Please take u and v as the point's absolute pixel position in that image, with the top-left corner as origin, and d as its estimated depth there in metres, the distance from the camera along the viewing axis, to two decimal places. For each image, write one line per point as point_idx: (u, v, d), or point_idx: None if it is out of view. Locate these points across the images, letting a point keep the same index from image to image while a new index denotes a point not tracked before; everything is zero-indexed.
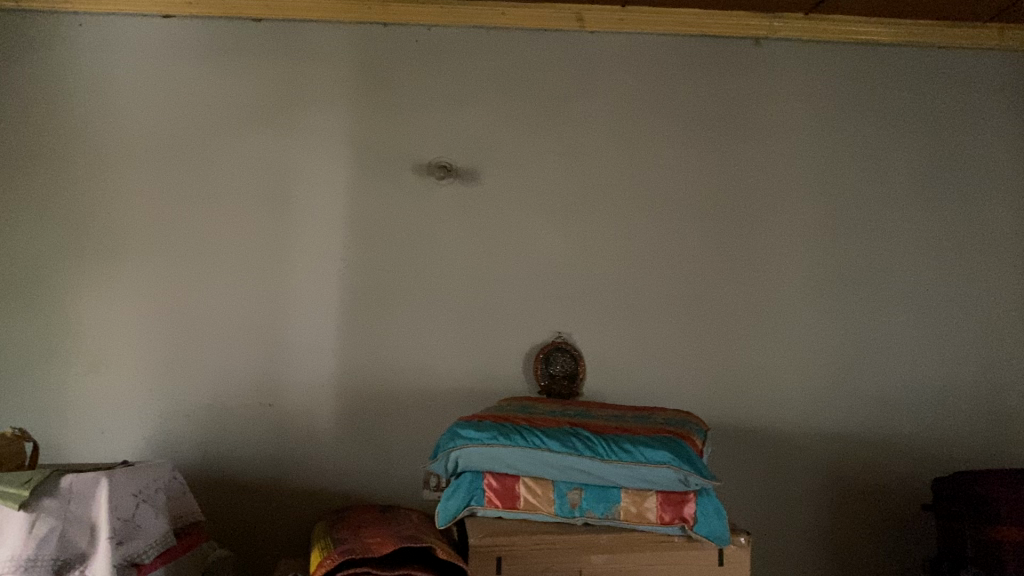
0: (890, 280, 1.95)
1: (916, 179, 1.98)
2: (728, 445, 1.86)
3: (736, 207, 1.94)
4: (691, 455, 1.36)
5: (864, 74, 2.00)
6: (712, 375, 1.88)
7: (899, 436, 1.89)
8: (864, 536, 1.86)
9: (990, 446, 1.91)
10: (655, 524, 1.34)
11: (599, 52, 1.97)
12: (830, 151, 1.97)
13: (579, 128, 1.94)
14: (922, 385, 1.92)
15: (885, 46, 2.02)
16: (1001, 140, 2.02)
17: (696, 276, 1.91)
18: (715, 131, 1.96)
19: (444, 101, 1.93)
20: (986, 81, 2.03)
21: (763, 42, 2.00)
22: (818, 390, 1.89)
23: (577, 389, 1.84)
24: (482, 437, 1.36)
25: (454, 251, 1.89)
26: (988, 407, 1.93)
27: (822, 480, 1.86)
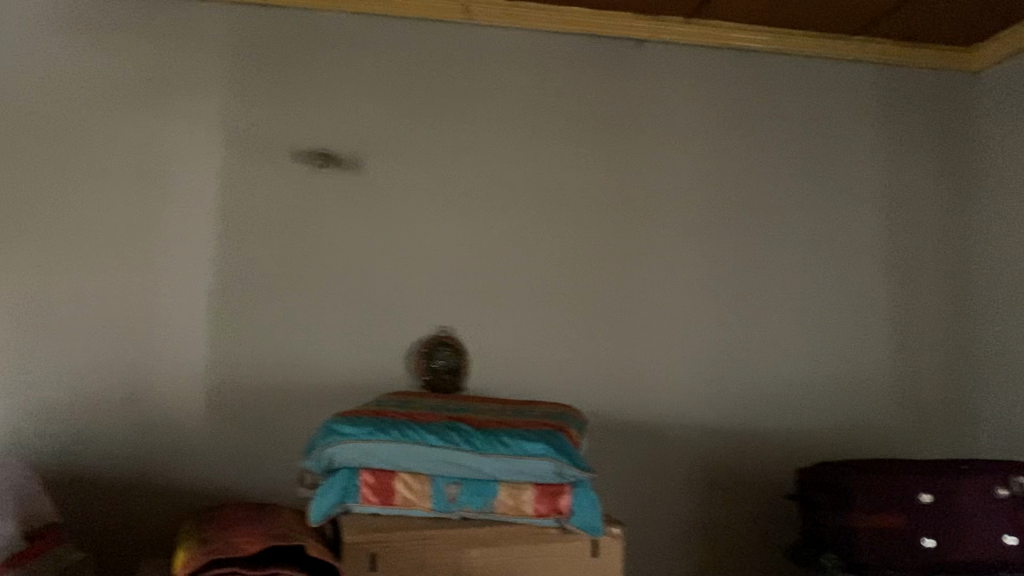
0: (762, 279, 2.03)
1: (786, 181, 2.07)
2: (607, 438, 1.89)
3: (617, 204, 1.97)
4: (567, 447, 1.38)
5: (741, 80, 2.07)
6: (592, 370, 1.91)
7: (767, 429, 1.98)
8: (733, 524, 1.93)
9: (848, 437, 2.02)
10: (531, 516, 1.34)
11: (484, 44, 1.96)
12: (708, 153, 2.03)
13: (464, 120, 1.93)
14: (789, 379, 2.01)
15: (759, 53, 2.09)
16: (863, 147, 2.13)
17: (578, 271, 1.93)
18: (597, 129, 1.99)
19: (326, 87, 1.88)
20: (852, 91, 2.14)
21: (644, 43, 2.03)
22: (693, 385, 1.95)
23: (460, 383, 1.84)
24: (358, 433, 1.34)
25: (335, 242, 1.85)
26: (847, 400, 2.04)
27: (695, 471, 1.93)
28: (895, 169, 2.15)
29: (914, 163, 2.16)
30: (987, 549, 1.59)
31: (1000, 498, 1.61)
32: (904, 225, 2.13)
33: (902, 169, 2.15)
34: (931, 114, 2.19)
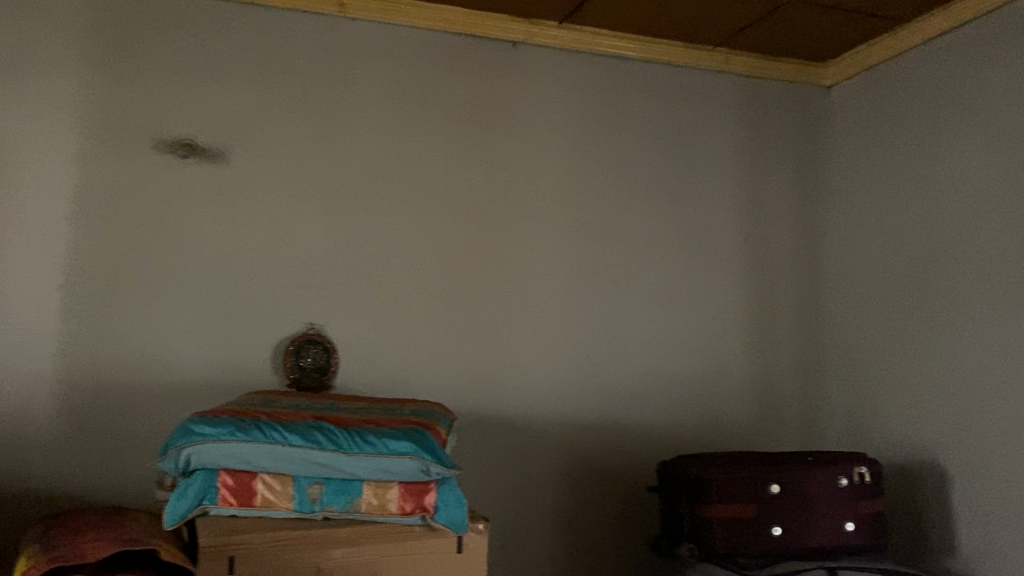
0: (630, 279, 2.09)
1: (653, 185, 2.14)
2: (478, 435, 1.91)
3: (490, 203, 1.99)
4: (433, 445, 1.38)
5: (612, 85, 2.13)
6: (463, 367, 1.92)
7: (633, 424, 2.04)
8: (598, 517, 1.98)
9: (707, 432, 2.11)
10: (395, 515, 1.34)
11: (358, 38, 1.94)
12: (580, 155, 2.08)
13: (336, 114, 1.91)
14: (653, 376, 2.08)
15: (630, 61, 2.16)
16: (725, 154, 2.23)
17: (450, 269, 1.94)
18: (472, 128, 2.00)
19: (191, 75, 1.82)
20: (716, 101, 2.24)
21: (519, 45, 2.06)
22: (562, 381, 2.00)
23: (327, 381, 1.81)
24: (217, 433, 1.30)
25: (199, 235, 1.79)
26: (707, 396, 2.13)
27: (563, 466, 1.97)
28: (755, 175, 2.26)
29: (772, 170, 2.28)
30: (831, 534, 1.72)
31: (843, 488, 1.74)
32: (763, 229, 2.25)
33: (762, 176, 2.27)
34: (788, 125, 2.31)
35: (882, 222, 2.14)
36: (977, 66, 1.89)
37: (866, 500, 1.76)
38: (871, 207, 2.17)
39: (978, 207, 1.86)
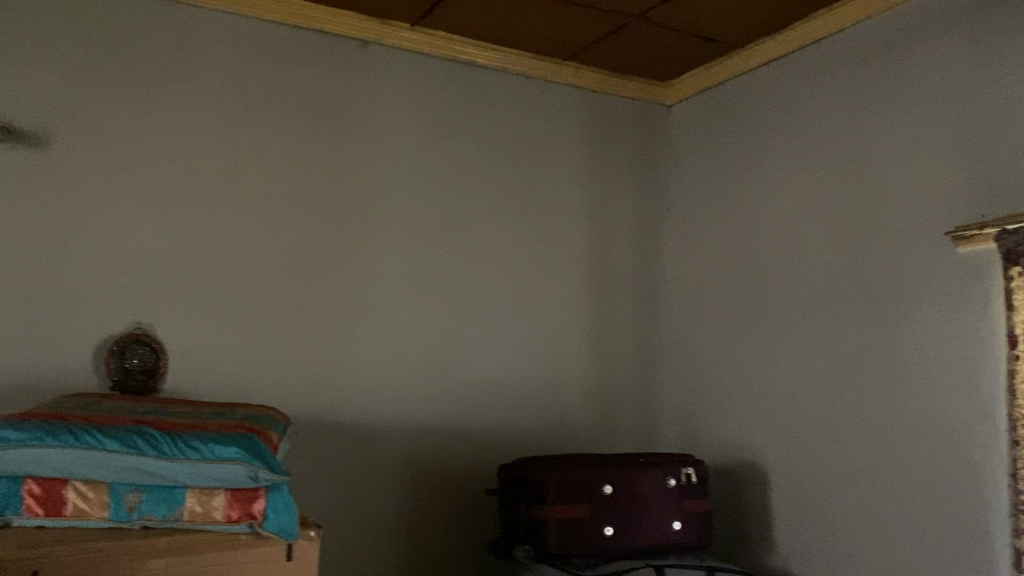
0: (476, 285, 2.11)
1: (501, 193, 2.17)
2: (317, 438, 1.88)
3: (335, 204, 1.96)
4: (263, 450, 1.34)
5: (463, 91, 2.15)
6: (303, 371, 1.88)
7: (476, 428, 2.06)
8: (439, 522, 1.99)
9: (549, 437, 2.16)
10: (221, 523, 1.30)
11: (199, 27, 1.87)
12: (429, 159, 2.09)
13: (173, 104, 1.82)
14: (497, 381, 2.11)
15: (480, 68, 2.18)
16: (572, 166, 2.29)
17: (292, 270, 1.90)
18: (319, 126, 1.96)
19: (11, 54, 1.69)
20: (564, 113, 2.30)
21: (369, 46, 2.04)
22: (406, 386, 1.99)
23: (155, 384, 1.73)
24: (23, 437, 1.21)
25: (14, 226, 1.66)
26: (549, 402, 2.18)
27: (404, 471, 1.96)
28: (600, 188, 2.33)
29: (615, 183, 2.36)
30: (659, 533, 1.79)
31: (671, 488, 1.83)
32: (606, 239, 2.32)
33: (605, 187, 2.34)
34: (631, 140, 2.40)
35: (715, 237, 2.26)
36: (802, 95, 2.04)
37: (691, 500, 1.84)
38: (706, 222, 2.29)
39: (802, 226, 2.01)
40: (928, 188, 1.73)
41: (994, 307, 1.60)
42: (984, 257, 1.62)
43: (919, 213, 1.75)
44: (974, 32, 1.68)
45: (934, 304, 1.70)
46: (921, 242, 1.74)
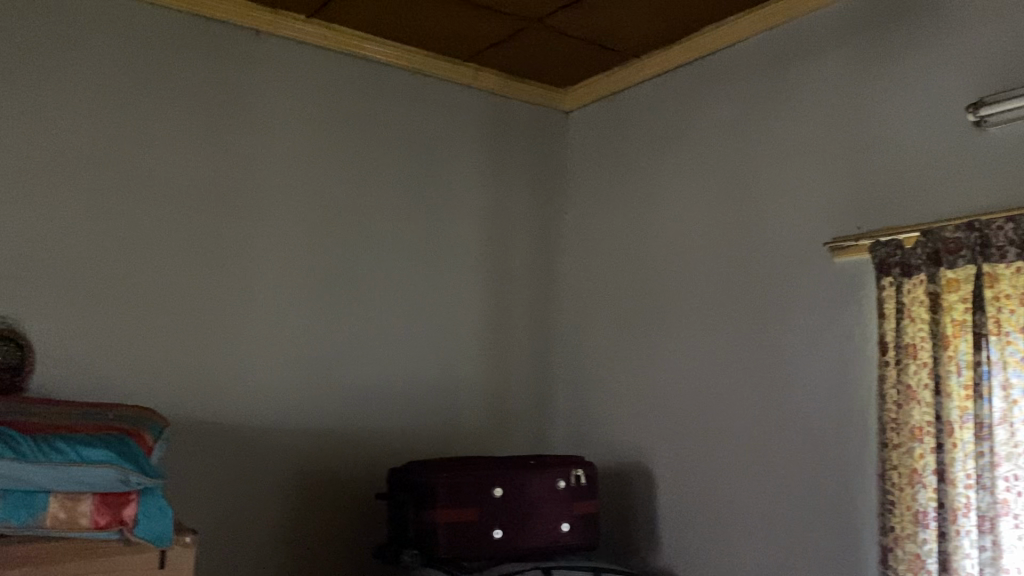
0: (370, 285, 2.08)
1: (397, 192, 2.15)
2: (198, 440, 1.81)
3: (224, 198, 1.90)
4: (135, 453, 1.28)
5: (360, 88, 2.12)
6: (185, 370, 1.81)
7: (367, 430, 2.03)
8: (326, 526, 1.95)
9: (442, 439, 2.14)
10: (88, 529, 1.22)
11: (79, 6, 1.77)
12: (324, 156, 2.04)
13: (49, 87, 1.72)
14: (390, 382, 2.08)
15: (378, 65, 2.16)
16: (470, 167, 2.29)
17: (176, 265, 1.82)
18: (208, 116, 1.89)
19: None
20: (462, 114, 2.29)
21: (263, 36, 1.99)
22: (294, 387, 1.94)
23: (20, 383, 1.63)
24: None
25: None
26: (443, 404, 2.16)
27: (290, 475, 1.91)
28: (498, 190, 2.33)
29: (514, 186, 2.37)
30: (548, 535, 1.80)
31: (560, 490, 1.84)
32: (503, 242, 2.33)
33: (504, 190, 2.35)
34: (530, 144, 2.42)
35: (610, 242, 2.29)
36: (695, 106, 2.10)
37: (581, 501, 1.86)
38: (601, 228, 2.33)
39: (692, 233, 2.06)
40: (811, 201, 1.81)
41: (866, 315, 1.67)
42: (859, 268, 1.70)
43: (800, 223, 1.82)
44: (853, 53, 1.77)
45: (813, 311, 1.77)
46: (803, 252, 1.81)
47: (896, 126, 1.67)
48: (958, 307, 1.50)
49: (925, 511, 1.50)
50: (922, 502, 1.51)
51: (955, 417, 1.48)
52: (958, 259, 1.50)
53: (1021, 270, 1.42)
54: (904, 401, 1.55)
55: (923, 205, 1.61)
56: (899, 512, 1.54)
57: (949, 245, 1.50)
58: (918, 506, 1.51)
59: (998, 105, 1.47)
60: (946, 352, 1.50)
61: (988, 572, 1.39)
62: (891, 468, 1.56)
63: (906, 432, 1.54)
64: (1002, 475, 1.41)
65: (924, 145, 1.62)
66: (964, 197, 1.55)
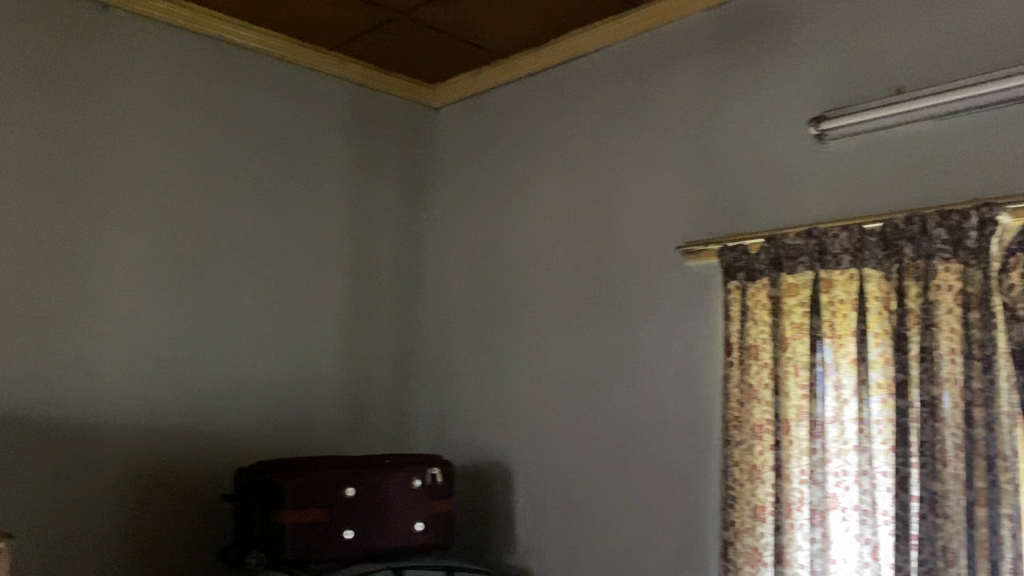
0: (223, 276, 1.99)
1: (255, 181, 2.07)
2: (23, 436, 1.69)
3: (63, 177, 1.78)
4: None
5: (216, 70, 2.03)
6: (11, 360, 1.69)
7: (213, 428, 1.94)
8: (166, 527, 1.85)
9: (295, 437, 2.08)
10: None
11: None
12: (175, 140, 1.95)
13: None
14: (241, 378, 2.00)
15: (237, 48, 2.08)
16: (333, 158, 2.23)
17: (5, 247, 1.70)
18: (47, 91, 1.78)
19: None
20: (327, 104, 2.24)
21: (110, 10, 1.88)
22: (136, 381, 1.84)
23: None
24: None
25: None
26: (297, 401, 2.10)
27: (128, 473, 1.81)
28: (362, 184, 2.29)
29: (378, 181, 2.33)
30: (401, 535, 1.77)
31: (416, 489, 1.81)
32: (367, 236, 2.29)
33: (368, 184, 2.30)
34: (397, 138, 2.38)
35: (476, 240, 2.29)
36: (559, 108, 2.13)
37: (436, 500, 1.84)
38: (467, 226, 2.32)
39: (555, 234, 2.08)
40: (666, 206, 1.86)
41: (714, 317, 1.73)
42: (708, 271, 1.76)
43: (656, 227, 1.87)
44: (711, 64, 1.83)
45: (663, 312, 1.83)
46: (658, 254, 1.86)
47: (747, 137, 1.74)
48: (797, 310, 1.58)
49: (763, 505, 1.57)
50: (761, 496, 1.58)
51: (792, 415, 1.55)
52: (798, 266, 1.57)
53: (853, 277, 1.50)
54: (745, 399, 1.61)
55: (768, 213, 1.69)
56: (739, 507, 1.60)
57: (790, 252, 1.58)
58: (757, 501, 1.58)
59: (837, 120, 1.56)
60: (785, 354, 1.57)
61: (817, 562, 1.47)
62: (732, 464, 1.62)
63: (747, 430, 1.61)
64: (832, 471, 1.49)
65: (771, 156, 1.69)
66: (804, 206, 1.63)
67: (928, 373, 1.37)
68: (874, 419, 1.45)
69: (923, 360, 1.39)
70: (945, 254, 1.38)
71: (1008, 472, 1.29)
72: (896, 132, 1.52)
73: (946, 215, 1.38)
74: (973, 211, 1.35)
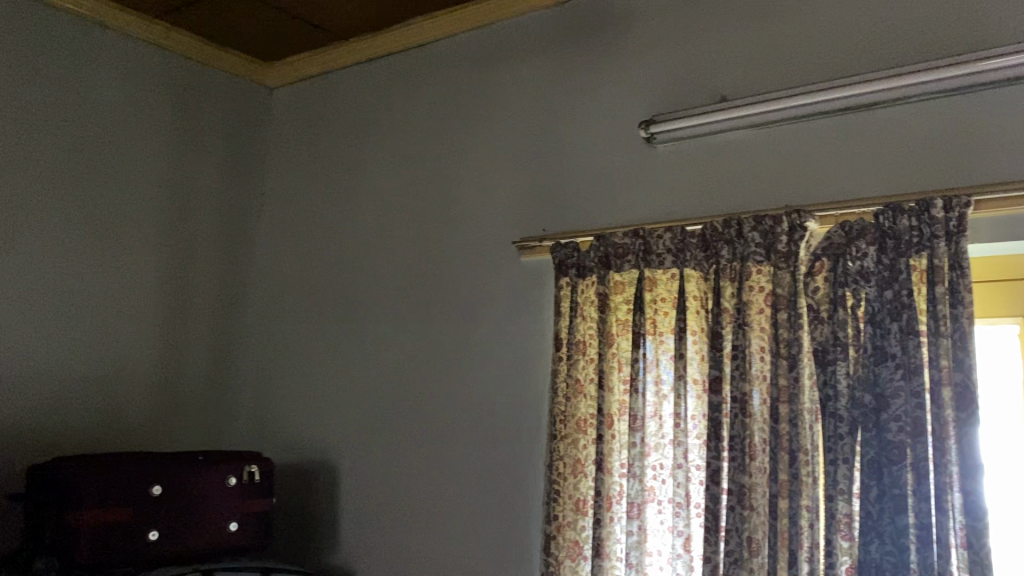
0: (23, 255, 1.82)
1: (65, 154, 1.90)
2: None
3: None
4: None
5: (20, 29, 1.84)
6: None
7: (5, 421, 1.77)
8: None
9: (100, 431, 1.93)
10: None
11: None
12: None
13: None
14: (40, 368, 1.83)
15: (49, 9, 1.90)
16: (155, 134, 2.09)
17: None
18: None
19: None
20: (149, 76, 2.09)
21: None
22: None
23: None
24: None
25: None
26: (104, 393, 1.95)
27: None
28: (187, 164, 2.16)
29: (204, 162, 2.20)
30: (210, 536, 1.67)
31: (231, 487, 1.72)
32: (190, 219, 2.16)
33: (193, 166, 2.17)
34: (225, 118, 2.26)
35: (306, 228, 2.21)
36: (397, 97, 2.08)
37: (251, 499, 1.75)
38: (297, 213, 2.24)
39: (387, 224, 2.04)
40: (500, 201, 1.85)
41: (544, 313, 1.74)
42: (540, 267, 1.77)
43: (489, 221, 1.86)
44: (546, 63, 1.84)
45: (494, 307, 1.82)
46: (490, 249, 1.85)
47: (578, 136, 1.76)
48: (622, 308, 1.62)
49: (585, 498, 1.59)
50: (583, 490, 1.60)
51: (615, 410, 1.58)
52: (624, 264, 1.61)
53: (675, 277, 1.56)
54: (571, 394, 1.63)
55: (597, 213, 1.71)
56: (561, 501, 1.61)
57: (617, 251, 1.61)
58: (579, 495, 1.60)
59: (665, 124, 1.60)
60: (611, 350, 1.60)
61: (633, 554, 1.50)
62: (556, 458, 1.62)
63: (572, 424, 1.62)
64: (650, 465, 1.53)
65: (601, 157, 1.72)
66: (632, 208, 1.67)
67: (740, 370, 1.43)
68: (690, 414, 1.50)
69: (736, 357, 1.44)
70: (758, 257, 1.44)
71: (808, 465, 1.35)
72: (718, 140, 1.58)
73: (760, 219, 1.44)
74: (785, 216, 1.42)
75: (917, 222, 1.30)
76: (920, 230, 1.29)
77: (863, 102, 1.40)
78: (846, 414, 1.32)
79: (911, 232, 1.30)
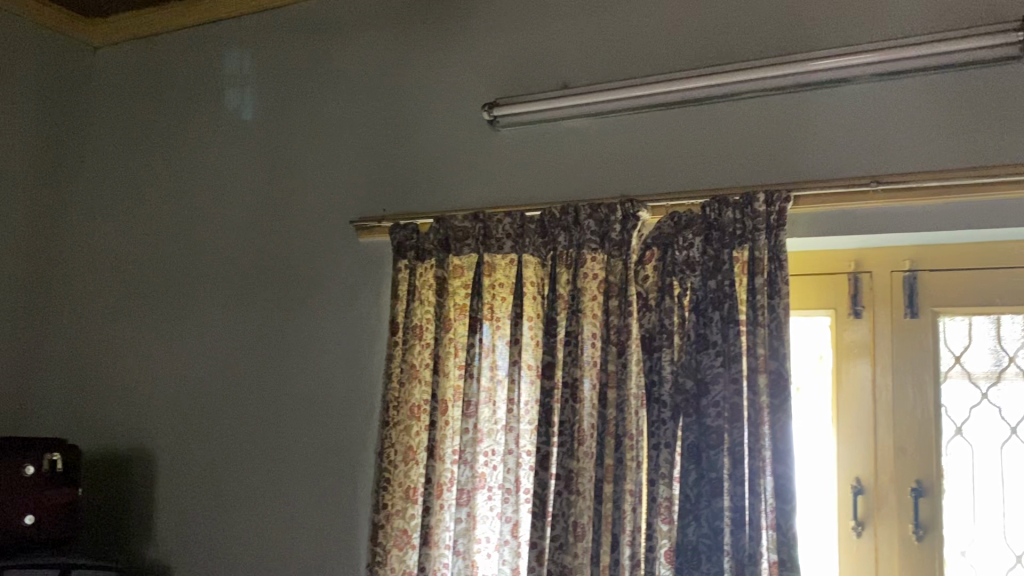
0: None
1: None
2: None
3: None
4: None
5: None
6: None
7: None
8: None
9: None
10: None
11: None
12: None
13: None
14: None
15: None
16: None
17: None
18: None
19: None
20: None
21: None
22: None
23: None
24: None
25: None
26: None
27: None
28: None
29: (14, 121, 2.01)
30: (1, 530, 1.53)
31: (28, 476, 1.58)
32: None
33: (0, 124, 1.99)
34: (41, 74, 2.07)
35: (130, 199, 2.06)
36: (233, 65, 1.97)
37: (52, 490, 1.61)
38: (119, 182, 2.08)
39: (218, 197, 1.93)
40: (338, 180, 1.79)
41: (381, 297, 1.69)
42: (379, 249, 1.71)
43: (326, 200, 1.79)
44: (390, 38, 1.78)
45: (330, 289, 1.75)
46: (327, 228, 1.78)
47: (422, 117, 1.72)
48: (460, 293, 1.59)
49: (415, 486, 1.56)
50: (414, 477, 1.56)
51: (449, 395, 1.55)
52: (464, 248, 1.58)
53: (513, 262, 1.54)
54: (406, 379, 1.59)
55: (437, 196, 1.68)
56: (391, 489, 1.56)
57: (457, 234, 1.59)
58: (409, 482, 1.56)
59: (510, 107, 1.59)
60: (447, 334, 1.57)
61: (461, 541, 1.47)
62: (387, 445, 1.58)
63: (405, 411, 1.58)
64: (482, 451, 1.51)
65: (444, 139, 1.69)
66: (473, 191, 1.64)
67: (572, 356, 1.43)
68: (523, 400, 1.49)
69: (568, 343, 1.44)
70: (593, 244, 1.45)
71: (632, 450, 1.37)
72: (560, 126, 1.57)
73: (596, 207, 1.45)
74: (619, 205, 1.43)
75: (741, 215, 1.33)
76: (743, 222, 1.33)
77: (698, 96, 1.44)
78: (669, 400, 1.35)
79: (735, 224, 1.34)
